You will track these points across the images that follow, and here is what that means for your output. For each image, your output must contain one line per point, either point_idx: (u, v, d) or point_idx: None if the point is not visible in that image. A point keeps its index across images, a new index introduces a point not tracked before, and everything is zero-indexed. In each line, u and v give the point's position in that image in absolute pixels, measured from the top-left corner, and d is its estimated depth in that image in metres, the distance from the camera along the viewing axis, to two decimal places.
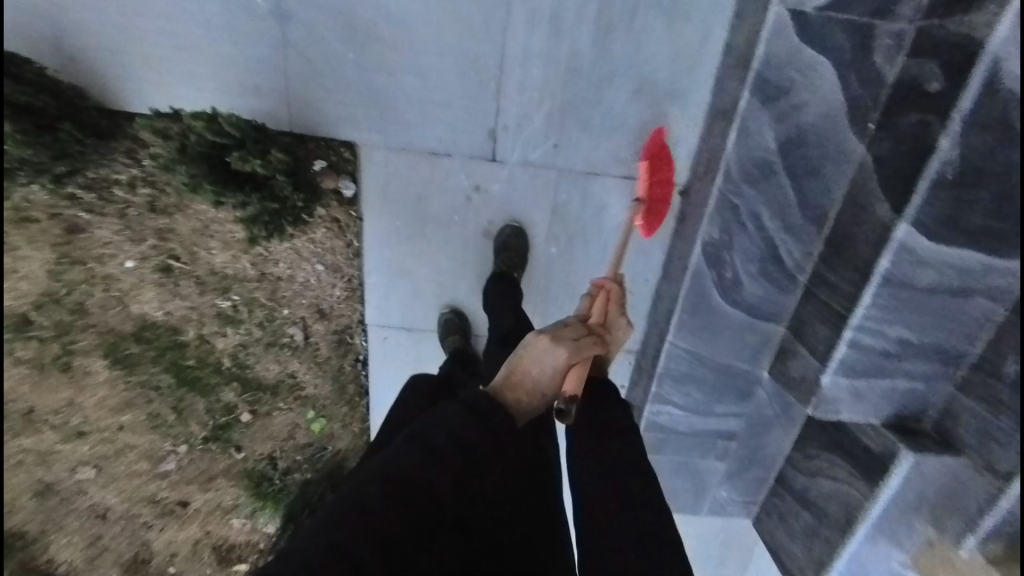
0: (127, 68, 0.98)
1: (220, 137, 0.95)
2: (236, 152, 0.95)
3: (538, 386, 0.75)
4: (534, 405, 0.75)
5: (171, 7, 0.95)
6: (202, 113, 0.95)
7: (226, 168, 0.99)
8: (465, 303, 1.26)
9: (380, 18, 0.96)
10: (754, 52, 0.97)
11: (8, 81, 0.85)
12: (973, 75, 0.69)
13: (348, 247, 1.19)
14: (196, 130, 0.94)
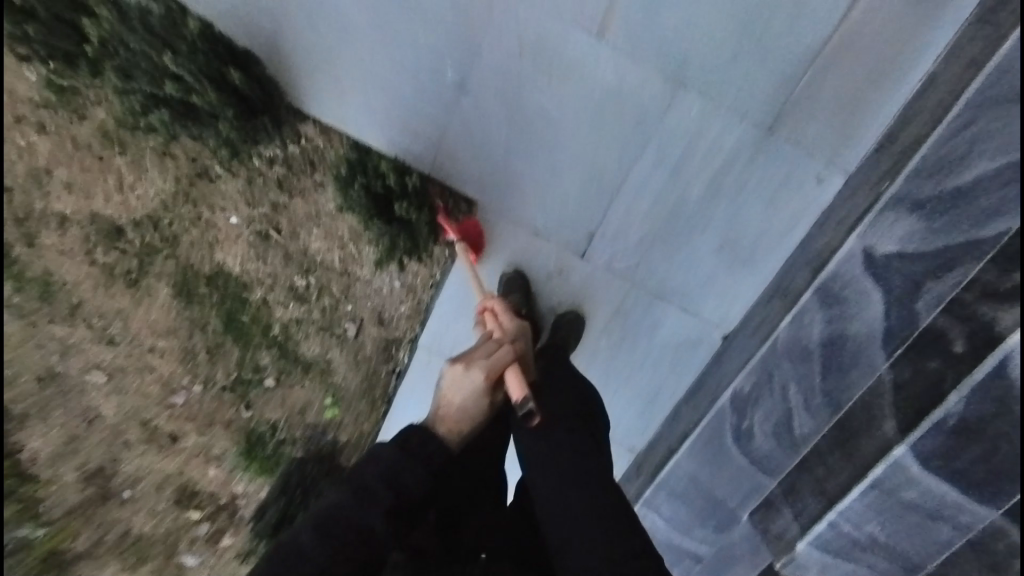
0: (320, 82, 1.17)
1: (391, 182, 1.18)
2: (404, 202, 1.17)
3: (464, 407, 0.88)
4: (467, 425, 0.88)
5: (377, 49, 1.13)
6: (395, 166, 1.19)
7: (388, 207, 1.19)
8: (529, 267, 1.28)
9: (539, 120, 1.14)
10: (825, 265, 1.15)
11: (246, 78, 1.09)
12: (985, 360, 0.87)
13: (430, 277, 1.35)
14: (386, 178, 1.17)
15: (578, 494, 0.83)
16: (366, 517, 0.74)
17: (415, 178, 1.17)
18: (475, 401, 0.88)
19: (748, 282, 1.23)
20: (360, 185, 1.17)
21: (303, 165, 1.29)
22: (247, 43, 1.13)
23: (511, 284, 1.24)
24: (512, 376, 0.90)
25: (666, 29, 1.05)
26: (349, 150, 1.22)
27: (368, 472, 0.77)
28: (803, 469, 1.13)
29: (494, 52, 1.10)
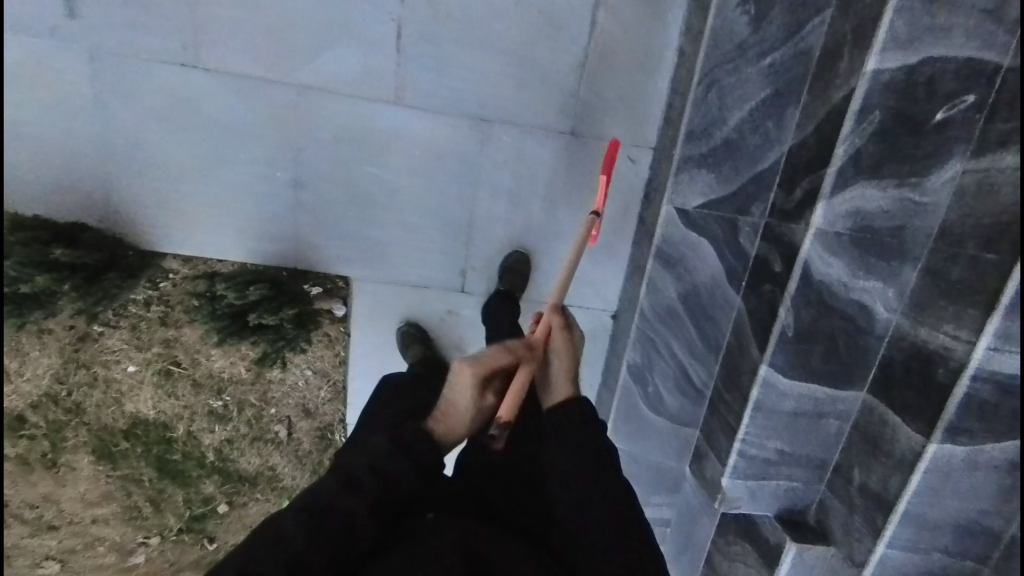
0: (164, 218, 1.20)
1: (245, 299, 1.20)
2: (256, 312, 1.20)
3: (463, 406, 0.78)
4: (465, 426, 0.78)
5: (205, 174, 1.18)
6: (233, 285, 1.20)
7: (245, 321, 1.23)
8: (423, 317, 1.34)
9: (377, 188, 1.22)
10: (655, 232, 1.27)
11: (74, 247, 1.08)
12: (795, 267, 1.01)
13: (337, 355, 1.38)
14: (228, 297, 1.20)
15: (571, 469, 0.79)
16: (358, 491, 0.69)
17: (261, 289, 1.19)
18: (475, 406, 0.79)
19: (610, 265, 1.38)
20: (218, 308, 1.21)
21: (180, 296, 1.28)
22: (74, 214, 1.15)
23: (411, 336, 1.29)
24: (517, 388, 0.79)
25: (454, 80, 1.16)
26: (209, 270, 1.25)
27: (359, 460, 0.72)
28: (710, 411, 1.23)
29: (314, 145, 1.18)
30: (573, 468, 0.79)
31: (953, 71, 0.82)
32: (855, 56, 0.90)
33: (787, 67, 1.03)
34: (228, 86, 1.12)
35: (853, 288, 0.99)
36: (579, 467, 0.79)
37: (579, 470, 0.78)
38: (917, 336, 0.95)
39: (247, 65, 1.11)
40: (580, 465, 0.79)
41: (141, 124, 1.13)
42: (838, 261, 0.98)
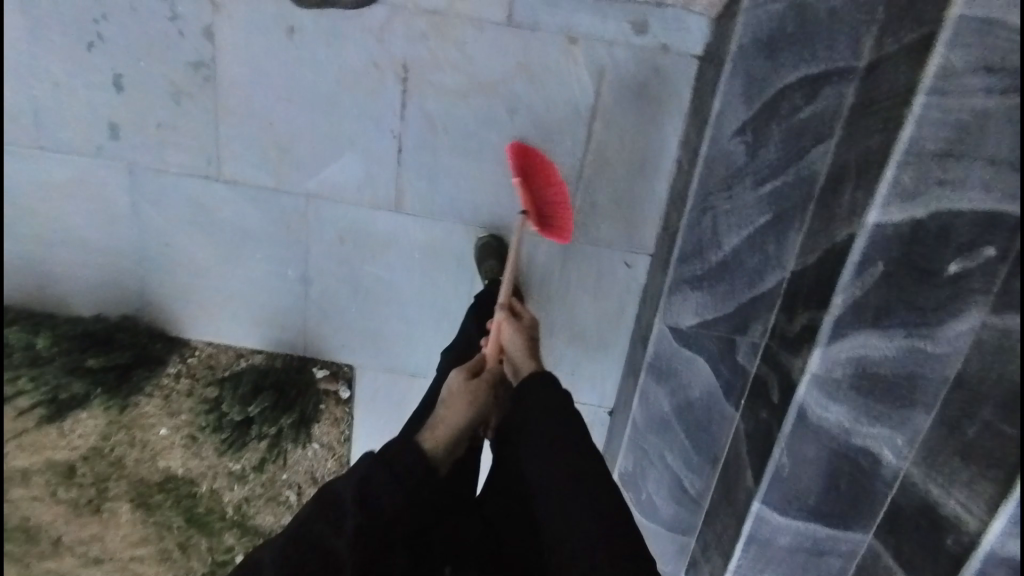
0: (190, 310, 1.32)
1: (246, 407, 1.26)
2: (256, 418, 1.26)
3: (454, 405, 0.78)
4: (456, 424, 0.76)
5: (224, 272, 1.28)
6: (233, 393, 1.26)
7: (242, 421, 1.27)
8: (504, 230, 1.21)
9: (377, 285, 1.27)
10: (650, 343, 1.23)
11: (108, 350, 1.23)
12: (789, 409, 0.95)
13: (343, 434, 1.43)
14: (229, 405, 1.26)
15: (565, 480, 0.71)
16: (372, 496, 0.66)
17: (263, 400, 1.26)
18: (462, 403, 0.79)
19: (603, 363, 1.34)
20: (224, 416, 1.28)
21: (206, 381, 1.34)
22: (117, 308, 1.30)
23: (488, 250, 1.17)
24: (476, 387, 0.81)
25: (447, 189, 1.17)
26: (231, 357, 1.36)
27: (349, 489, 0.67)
28: (706, 522, 1.19)
29: (320, 246, 1.24)
30: (561, 482, 0.71)
31: (967, 224, 0.76)
32: (860, 195, 0.84)
33: (790, 192, 0.97)
34: (246, 196, 1.21)
35: (856, 434, 0.90)
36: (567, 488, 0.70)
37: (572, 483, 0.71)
38: (929, 492, 0.85)
39: (260, 176, 1.19)
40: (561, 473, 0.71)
41: (172, 228, 1.24)
42: (838, 406, 0.90)
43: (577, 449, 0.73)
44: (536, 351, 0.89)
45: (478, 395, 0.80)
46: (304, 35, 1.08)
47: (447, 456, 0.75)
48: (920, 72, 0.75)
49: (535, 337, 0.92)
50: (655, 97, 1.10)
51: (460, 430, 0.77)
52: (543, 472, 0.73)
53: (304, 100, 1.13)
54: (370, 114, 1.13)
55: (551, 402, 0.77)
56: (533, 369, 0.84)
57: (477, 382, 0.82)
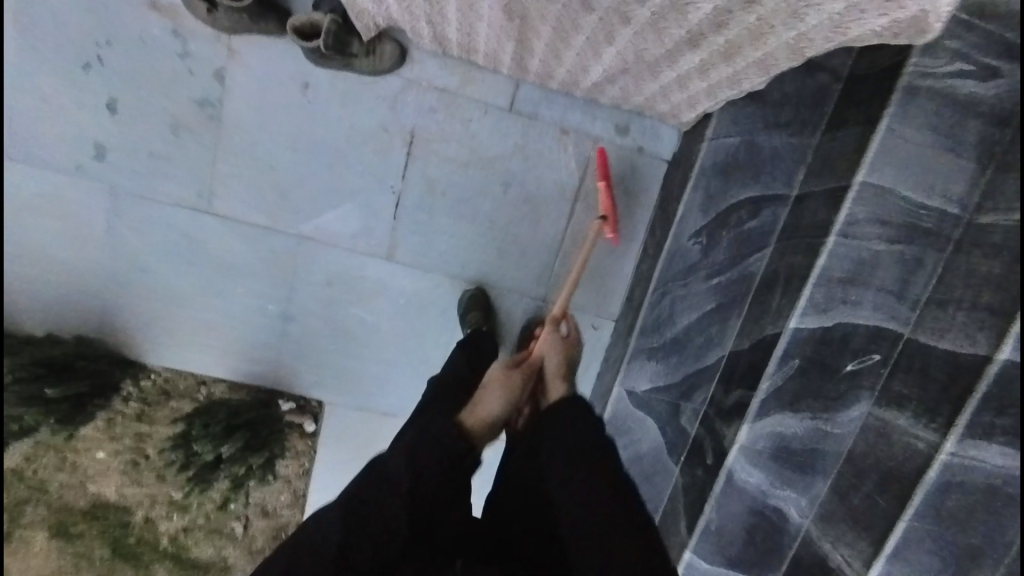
0: (154, 336, 1.29)
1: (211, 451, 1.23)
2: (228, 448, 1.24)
3: (495, 390, 0.86)
4: (494, 408, 0.84)
5: (198, 301, 1.27)
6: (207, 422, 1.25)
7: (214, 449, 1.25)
8: (489, 283, 1.31)
9: (358, 328, 1.32)
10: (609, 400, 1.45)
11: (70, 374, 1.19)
12: (720, 477, 1.10)
13: (302, 467, 1.42)
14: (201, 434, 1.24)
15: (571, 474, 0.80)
16: (402, 475, 0.73)
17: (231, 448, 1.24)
18: (505, 390, 0.86)
19: None
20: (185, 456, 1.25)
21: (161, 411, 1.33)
22: (76, 327, 1.25)
23: (475, 302, 1.26)
24: (513, 380, 0.88)
25: (438, 247, 1.27)
26: (193, 387, 1.34)
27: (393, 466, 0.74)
28: None
29: (305, 285, 1.27)
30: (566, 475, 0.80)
31: (862, 335, 0.96)
32: (786, 302, 1.03)
33: (731, 289, 1.16)
34: (233, 231, 1.22)
35: (771, 496, 1.06)
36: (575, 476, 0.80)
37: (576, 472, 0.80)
38: (821, 547, 1.00)
39: (251, 213, 1.21)
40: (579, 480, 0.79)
41: (147, 254, 1.22)
42: (758, 471, 1.07)
43: (596, 464, 0.80)
44: (568, 373, 0.94)
45: (518, 387, 0.88)
46: (316, 93, 1.15)
47: (487, 435, 0.82)
48: (832, 216, 0.96)
49: (568, 356, 0.97)
50: (630, 191, 1.32)
51: (495, 419, 0.83)
52: (564, 479, 0.80)
53: (307, 150, 1.18)
54: (373, 171, 1.21)
55: (574, 410, 0.87)
56: (560, 394, 0.90)
57: (515, 374, 0.90)
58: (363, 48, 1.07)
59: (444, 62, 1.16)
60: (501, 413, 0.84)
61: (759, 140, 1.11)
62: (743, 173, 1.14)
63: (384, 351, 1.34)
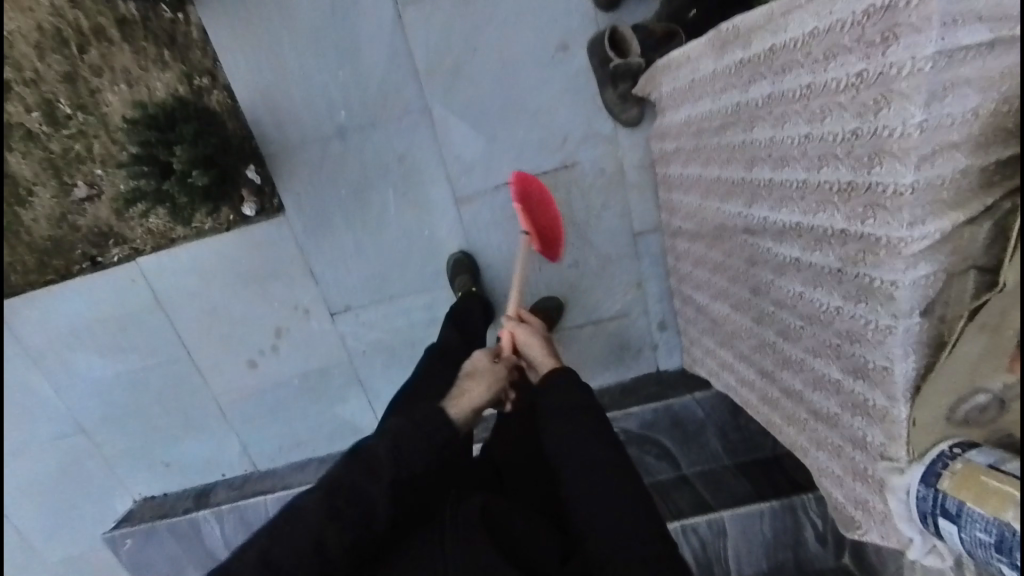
0: (233, 7, 1.13)
1: (175, 159, 1.11)
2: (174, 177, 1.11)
3: (473, 380, 0.84)
4: (475, 397, 0.81)
5: (298, 36, 1.14)
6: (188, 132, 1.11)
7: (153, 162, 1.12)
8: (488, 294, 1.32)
9: (375, 206, 1.26)
10: None
11: None
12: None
13: (198, 225, 1.28)
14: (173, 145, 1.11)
15: (578, 460, 0.72)
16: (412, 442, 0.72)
17: (200, 181, 1.12)
18: (484, 378, 0.84)
19: None
20: (145, 137, 1.10)
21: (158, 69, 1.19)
22: None
23: (461, 267, 1.27)
24: (494, 373, 0.85)
25: (491, 236, 1.28)
26: (201, 68, 1.18)
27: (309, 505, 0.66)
28: None
29: (384, 134, 1.20)
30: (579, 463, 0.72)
31: None
32: None
33: None
34: (392, 40, 1.14)
35: None
36: (585, 465, 0.72)
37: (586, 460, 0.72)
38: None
39: (421, 52, 1.15)
40: (591, 482, 0.70)
41: None
42: None
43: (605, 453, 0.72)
44: (554, 351, 0.89)
45: (498, 376, 0.86)
46: (563, 64, 1.16)
47: (472, 422, 0.80)
48: (690, 513, 1.21)
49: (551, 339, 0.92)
50: (621, 359, 1.43)
51: (480, 402, 0.80)
52: (573, 466, 0.72)
53: (507, 80, 1.17)
54: (523, 148, 1.22)
55: (574, 403, 0.78)
56: (551, 365, 0.85)
57: (493, 363, 0.87)
58: (620, 96, 1.14)
59: (644, 161, 1.23)
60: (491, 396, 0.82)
61: (708, 428, 1.33)
62: (680, 430, 1.33)
63: (372, 243, 1.29)
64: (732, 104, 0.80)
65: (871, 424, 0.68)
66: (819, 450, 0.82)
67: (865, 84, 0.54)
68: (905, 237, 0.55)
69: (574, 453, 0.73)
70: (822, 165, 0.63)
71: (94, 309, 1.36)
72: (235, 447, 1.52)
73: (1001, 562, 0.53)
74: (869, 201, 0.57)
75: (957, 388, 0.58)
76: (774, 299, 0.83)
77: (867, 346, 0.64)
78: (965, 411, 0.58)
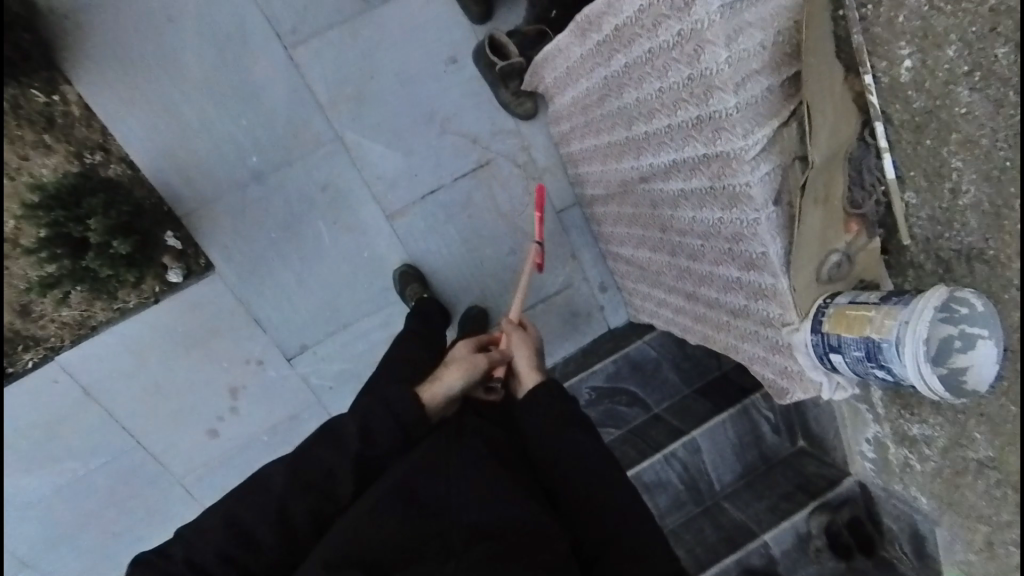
0: (116, 78, 1.12)
1: (88, 233, 1.08)
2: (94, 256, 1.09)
3: (451, 367, 0.87)
4: (452, 385, 0.85)
5: (192, 94, 1.15)
6: (96, 204, 1.09)
7: (70, 243, 1.09)
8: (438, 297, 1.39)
9: (309, 240, 1.28)
10: None
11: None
12: None
13: (122, 304, 1.22)
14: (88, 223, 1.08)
15: (551, 426, 0.83)
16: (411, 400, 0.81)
17: (122, 250, 1.10)
18: (461, 367, 0.87)
19: None
20: (48, 219, 1.06)
21: (41, 152, 1.13)
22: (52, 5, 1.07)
23: (408, 278, 1.32)
24: (474, 367, 0.87)
25: (428, 243, 1.36)
26: (90, 143, 1.14)
27: (317, 453, 0.78)
28: None
29: (302, 170, 1.24)
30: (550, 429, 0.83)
31: None
32: None
33: None
34: (290, 81, 1.19)
35: None
36: (561, 431, 0.83)
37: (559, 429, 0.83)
38: None
39: (322, 88, 1.21)
40: (564, 442, 0.82)
41: (191, 23, 1.13)
42: None
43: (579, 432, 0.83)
44: (540, 367, 0.91)
45: (478, 369, 0.87)
46: (454, 76, 1.28)
47: (439, 411, 0.85)
48: (667, 442, 1.34)
49: (538, 354, 0.94)
50: (575, 328, 1.55)
51: (450, 392, 0.85)
52: (547, 430, 0.83)
53: (408, 99, 1.27)
54: (438, 156, 1.31)
55: (551, 404, 0.85)
56: (533, 379, 0.89)
57: (476, 356, 0.89)
58: (514, 93, 1.28)
59: (547, 146, 1.38)
60: (463, 389, 0.86)
61: (663, 365, 1.48)
62: (641, 374, 1.47)
63: (314, 276, 1.30)
64: (601, 79, 0.96)
65: (770, 303, 0.83)
66: (744, 343, 0.98)
67: (685, 39, 0.70)
68: (744, 146, 0.71)
69: (546, 420, 0.84)
70: (677, 109, 0.79)
71: (14, 424, 1.23)
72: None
73: (877, 369, 0.68)
74: (715, 127, 0.73)
75: (815, 254, 0.75)
76: (678, 229, 0.98)
77: (748, 241, 0.80)
78: (828, 270, 0.76)
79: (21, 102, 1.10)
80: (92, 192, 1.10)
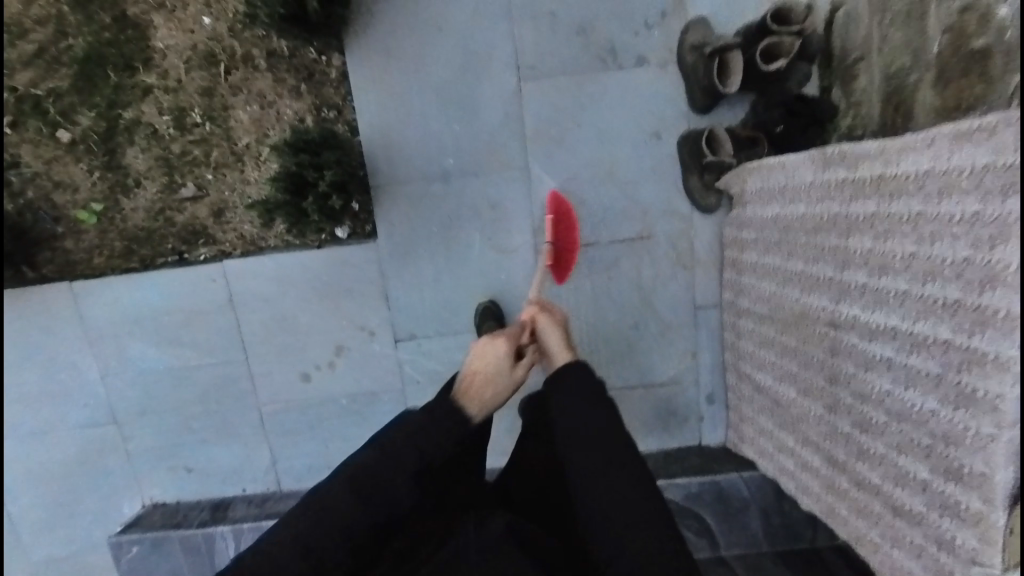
0: (376, 57, 1.26)
1: (320, 181, 1.23)
2: (312, 202, 1.23)
3: (487, 380, 0.84)
4: (495, 395, 0.84)
5: (427, 91, 1.27)
6: (332, 165, 1.23)
7: (293, 185, 1.24)
8: None
9: (462, 245, 1.34)
10: None
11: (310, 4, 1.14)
12: None
13: (289, 237, 1.37)
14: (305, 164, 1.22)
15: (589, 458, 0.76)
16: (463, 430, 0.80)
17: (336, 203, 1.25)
18: (500, 378, 0.85)
19: None
20: (296, 161, 1.22)
21: (291, 97, 1.32)
22: None
23: (488, 313, 1.32)
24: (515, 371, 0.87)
25: (562, 289, 1.36)
26: (331, 102, 1.31)
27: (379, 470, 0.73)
28: None
29: (483, 184, 1.31)
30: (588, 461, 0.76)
31: None
32: None
33: None
34: (509, 108, 1.28)
35: None
36: (598, 459, 0.75)
37: (596, 458, 0.75)
38: None
39: (532, 120, 1.28)
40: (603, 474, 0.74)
41: (453, 34, 1.25)
42: None
43: (614, 450, 0.76)
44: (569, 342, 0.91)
45: (513, 369, 0.87)
46: (655, 149, 1.29)
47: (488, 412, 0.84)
48: None
49: (566, 330, 0.94)
50: (668, 428, 1.44)
51: (495, 398, 0.84)
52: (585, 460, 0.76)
53: (605, 156, 1.29)
54: (607, 215, 1.32)
55: (582, 394, 0.81)
56: (564, 358, 0.88)
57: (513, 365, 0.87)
58: (704, 184, 1.28)
59: (715, 244, 1.34)
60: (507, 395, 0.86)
61: (750, 509, 1.33)
62: (722, 507, 1.33)
63: (451, 277, 1.36)
64: (829, 214, 0.91)
65: (963, 526, 0.71)
66: (892, 546, 0.85)
67: (981, 221, 0.64)
68: (1016, 355, 0.62)
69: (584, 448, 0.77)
70: (927, 281, 0.73)
71: (165, 301, 1.39)
72: (265, 461, 1.48)
73: None
74: (980, 319, 0.66)
75: None
76: (856, 391, 0.89)
77: (964, 450, 0.70)
78: None
79: (298, 55, 1.30)
80: (327, 155, 1.23)
